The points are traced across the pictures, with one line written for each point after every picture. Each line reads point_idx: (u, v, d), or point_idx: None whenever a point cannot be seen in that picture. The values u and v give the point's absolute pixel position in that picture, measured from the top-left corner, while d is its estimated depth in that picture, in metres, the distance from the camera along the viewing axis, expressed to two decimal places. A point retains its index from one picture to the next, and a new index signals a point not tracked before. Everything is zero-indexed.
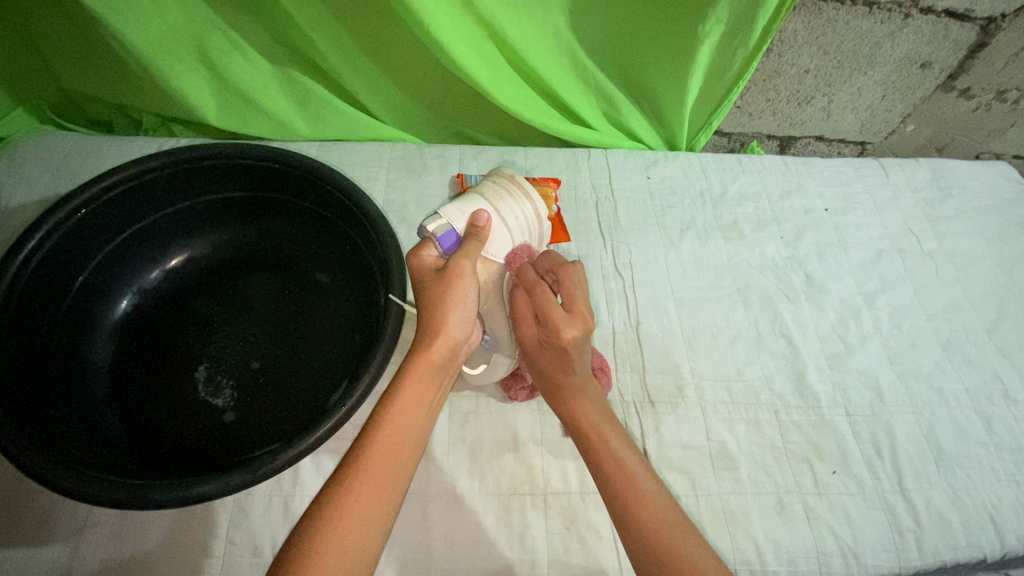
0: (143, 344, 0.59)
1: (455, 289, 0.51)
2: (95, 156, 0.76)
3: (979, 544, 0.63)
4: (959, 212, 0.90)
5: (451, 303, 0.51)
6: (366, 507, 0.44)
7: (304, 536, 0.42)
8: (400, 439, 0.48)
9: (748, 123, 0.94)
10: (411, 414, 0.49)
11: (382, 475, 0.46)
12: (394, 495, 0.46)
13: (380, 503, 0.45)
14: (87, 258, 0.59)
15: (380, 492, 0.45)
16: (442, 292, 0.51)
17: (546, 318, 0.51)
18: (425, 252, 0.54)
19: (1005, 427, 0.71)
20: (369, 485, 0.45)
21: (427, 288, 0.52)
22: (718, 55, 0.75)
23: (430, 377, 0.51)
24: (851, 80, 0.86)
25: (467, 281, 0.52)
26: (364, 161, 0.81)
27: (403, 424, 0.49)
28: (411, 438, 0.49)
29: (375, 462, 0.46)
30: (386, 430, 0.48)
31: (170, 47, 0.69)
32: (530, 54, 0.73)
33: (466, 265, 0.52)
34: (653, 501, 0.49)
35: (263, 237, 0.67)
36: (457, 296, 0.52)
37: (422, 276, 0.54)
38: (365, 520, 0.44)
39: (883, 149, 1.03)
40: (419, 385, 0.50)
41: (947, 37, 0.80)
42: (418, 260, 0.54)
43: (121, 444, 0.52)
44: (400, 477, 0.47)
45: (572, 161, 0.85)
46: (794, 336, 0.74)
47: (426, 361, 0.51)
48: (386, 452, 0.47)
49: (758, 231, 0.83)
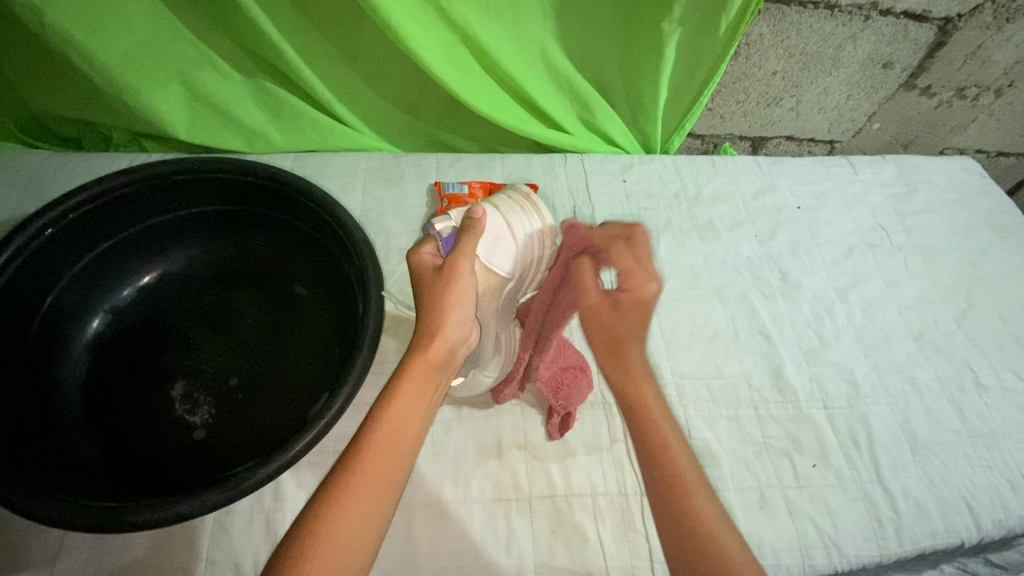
0: (115, 363, 0.58)
1: (452, 287, 0.49)
2: (65, 175, 0.75)
3: (956, 530, 0.64)
4: (926, 206, 0.93)
5: (447, 303, 0.49)
6: (352, 523, 0.42)
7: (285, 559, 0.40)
8: (390, 450, 0.46)
9: (720, 125, 0.96)
10: (407, 418, 0.48)
11: (367, 489, 0.44)
12: (380, 509, 0.44)
13: (366, 518, 0.43)
14: (56, 276, 0.58)
15: (366, 506, 0.43)
16: (438, 292, 0.49)
17: (626, 277, 0.51)
18: (425, 249, 0.53)
19: (976, 414, 0.73)
20: (355, 497, 0.43)
21: (425, 287, 0.50)
22: (686, 53, 0.76)
23: (425, 379, 0.49)
24: (817, 81, 0.88)
25: (464, 283, 0.49)
26: (340, 172, 0.80)
27: (393, 434, 0.47)
28: (403, 447, 0.47)
29: (361, 475, 0.44)
30: (375, 442, 0.46)
31: (139, 60, 0.69)
32: (503, 60, 0.74)
33: (462, 264, 0.49)
34: (710, 521, 0.45)
35: (237, 250, 0.66)
36: (453, 296, 0.49)
37: (421, 273, 0.52)
38: (349, 537, 0.42)
39: (851, 147, 1.06)
40: (410, 390, 0.48)
41: (906, 37, 0.82)
42: (419, 256, 0.52)
43: (97, 466, 0.51)
44: (387, 490, 0.45)
45: (548, 167, 0.86)
46: (771, 332, 0.75)
47: (424, 362, 0.49)
48: (376, 464, 0.45)
49: (733, 231, 0.84)
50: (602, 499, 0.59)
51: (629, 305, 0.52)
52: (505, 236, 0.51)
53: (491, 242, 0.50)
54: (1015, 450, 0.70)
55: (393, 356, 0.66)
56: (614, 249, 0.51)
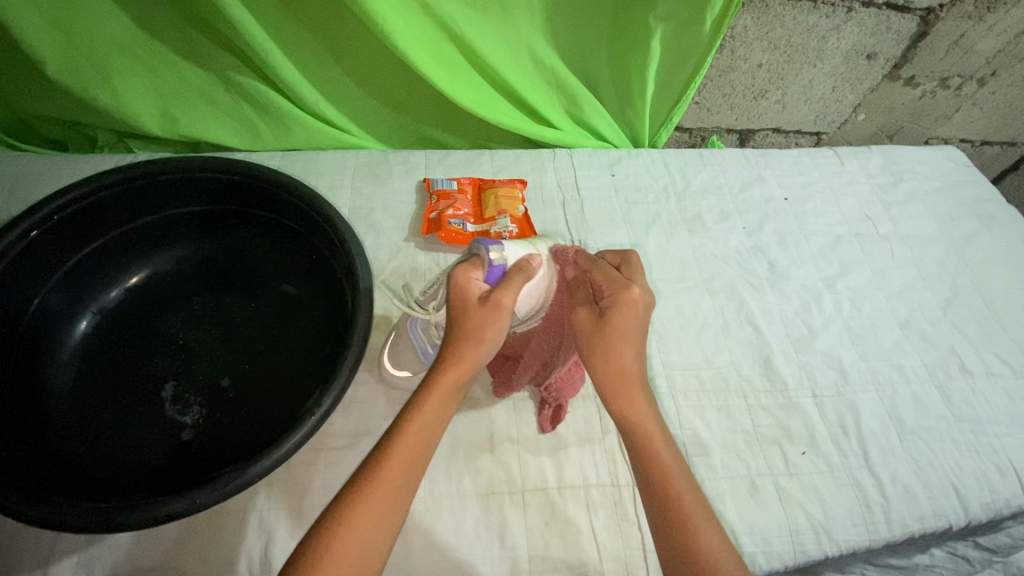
0: (105, 365, 0.58)
1: (491, 322, 0.49)
2: (50, 177, 0.74)
3: (944, 513, 0.65)
4: (911, 196, 0.94)
5: (482, 334, 0.49)
6: (362, 538, 0.42)
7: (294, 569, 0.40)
8: (408, 467, 0.45)
9: (707, 118, 0.97)
10: (429, 426, 0.47)
11: (380, 508, 0.43)
12: (391, 528, 0.43)
13: (377, 535, 0.43)
14: (43, 279, 0.58)
15: (378, 523, 0.43)
16: (477, 321, 0.49)
17: (606, 286, 0.52)
18: (472, 272, 0.52)
19: (962, 399, 0.73)
20: (369, 514, 0.43)
21: (464, 312, 0.50)
22: (672, 47, 0.77)
23: (450, 397, 0.49)
24: (802, 73, 0.89)
25: (502, 320, 0.49)
26: (328, 170, 0.80)
27: (414, 449, 0.46)
28: (420, 465, 0.46)
29: (377, 490, 0.44)
30: (395, 457, 0.45)
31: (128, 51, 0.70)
32: (489, 55, 0.74)
33: (506, 302, 0.49)
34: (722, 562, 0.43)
35: (225, 250, 0.66)
36: (490, 330, 0.49)
37: (462, 293, 0.51)
38: (359, 553, 0.41)
39: (837, 139, 1.07)
40: (435, 406, 0.48)
41: (889, 28, 0.83)
42: (466, 276, 0.51)
43: (89, 467, 0.51)
44: (399, 510, 0.44)
45: (537, 162, 0.86)
46: (760, 323, 0.76)
47: (453, 375, 0.49)
48: (393, 481, 0.44)
49: (721, 223, 0.85)
50: (594, 491, 0.60)
51: (617, 315, 0.51)
52: (541, 287, 0.53)
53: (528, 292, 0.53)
54: (1002, 434, 0.71)
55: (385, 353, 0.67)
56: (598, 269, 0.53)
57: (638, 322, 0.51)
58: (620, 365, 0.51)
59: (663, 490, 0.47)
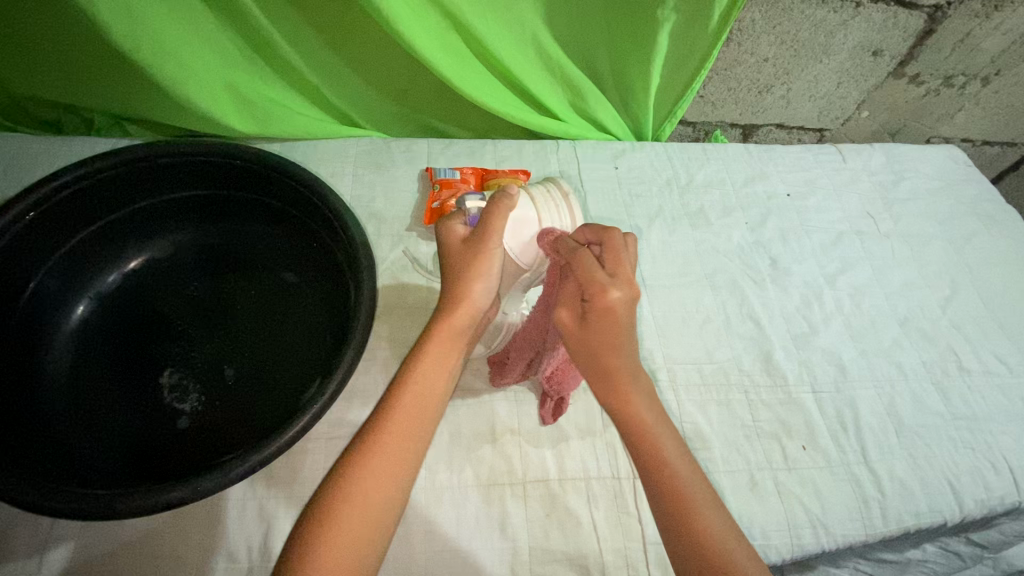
0: (102, 351, 0.57)
1: (479, 261, 0.50)
2: (46, 159, 0.73)
3: (939, 509, 0.66)
4: (912, 194, 0.94)
5: (475, 271, 0.50)
6: (373, 496, 0.43)
7: (307, 531, 0.41)
8: (412, 420, 0.47)
9: (712, 112, 0.96)
10: (431, 378, 0.48)
11: (390, 462, 0.45)
12: (400, 481, 0.45)
13: (385, 493, 0.44)
14: (39, 261, 0.57)
15: (389, 477, 0.44)
16: (468, 263, 0.50)
17: (586, 284, 0.46)
18: (455, 223, 0.54)
19: (959, 397, 0.74)
20: (377, 470, 0.44)
21: (456, 256, 0.52)
22: (679, 40, 0.76)
23: (450, 346, 0.50)
24: (808, 69, 0.89)
25: (493, 251, 0.50)
26: (329, 158, 0.79)
27: (416, 403, 0.47)
28: (429, 409, 0.48)
29: (382, 444, 0.45)
30: (398, 413, 0.46)
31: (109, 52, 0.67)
32: (495, 44, 0.73)
33: (492, 234, 0.49)
34: None
35: (226, 236, 0.65)
36: (481, 268, 0.50)
37: (449, 241, 0.53)
38: (371, 508, 0.43)
39: (840, 136, 1.06)
40: (433, 360, 0.49)
41: (896, 25, 0.83)
42: (447, 226, 0.54)
43: (85, 452, 0.50)
44: (409, 461, 0.45)
45: (541, 153, 0.86)
46: (761, 318, 0.76)
47: (448, 326, 0.51)
48: (399, 432, 0.46)
49: (724, 218, 0.85)
50: (595, 483, 0.60)
51: (602, 317, 0.46)
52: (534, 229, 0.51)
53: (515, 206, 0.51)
54: (996, 431, 0.72)
55: (386, 343, 0.66)
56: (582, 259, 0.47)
57: (622, 318, 0.46)
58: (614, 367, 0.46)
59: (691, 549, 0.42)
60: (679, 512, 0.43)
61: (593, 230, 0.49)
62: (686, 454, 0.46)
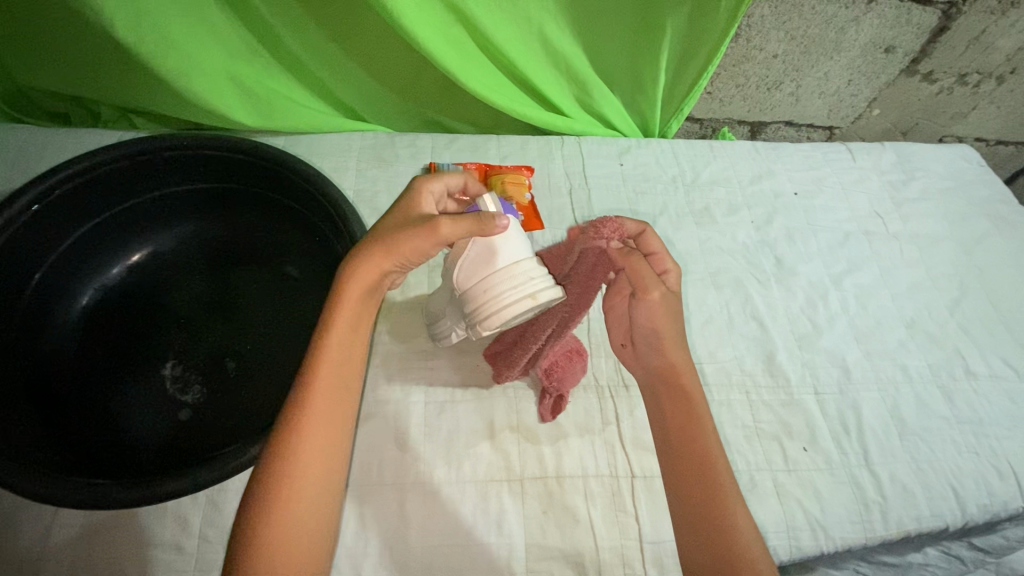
0: (104, 342, 0.57)
1: (414, 241, 0.48)
2: (52, 151, 0.74)
3: (941, 514, 0.65)
4: (922, 195, 0.92)
5: (400, 247, 0.48)
6: (312, 475, 0.45)
7: (253, 527, 0.42)
8: (331, 399, 0.47)
9: (719, 109, 0.95)
10: (343, 349, 0.49)
11: (324, 446, 0.46)
12: (338, 456, 0.47)
13: (324, 470, 0.46)
14: (43, 254, 0.57)
15: (326, 460, 0.46)
16: (403, 234, 0.48)
17: (658, 263, 0.59)
18: (431, 186, 0.53)
19: (965, 401, 0.73)
20: (315, 454, 0.46)
21: (399, 223, 0.50)
22: (688, 33, 0.75)
23: (357, 317, 0.50)
24: (818, 65, 0.87)
25: (432, 242, 0.48)
26: (332, 152, 0.79)
27: (334, 379, 0.48)
28: (345, 378, 0.49)
29: (314, 432, 0.46)
30: (319, 395, 0.47)
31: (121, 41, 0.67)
32: (500, 39, 0.73)
33: (444, 228, 0.47)
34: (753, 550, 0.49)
35: (228, 230, 0.65)
36: (404, 249, 0.49)
37: (407, 204, 0.52)
38: (314, 491, 0.45)
39: (850, 134, 1.05)
40: (342, 334, 0.48)
41: (910, 22, 0.81)
42: (421, 185, 0.52)
43: (87, 443, 0.51)
44: (342, 433, 0.48)
45: (545, 149, 0.85)
46: (765, 318, 0.75)
47: (356, 295, 0.49)
48: (323, 415, 0.47)
49: (729, 216, 0.84)
50: (593, 481, 0.60)
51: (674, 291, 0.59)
52: (486, 274, 0.48)
53: (507, 242, 0.49)
54: (1002, 436, 0.71)
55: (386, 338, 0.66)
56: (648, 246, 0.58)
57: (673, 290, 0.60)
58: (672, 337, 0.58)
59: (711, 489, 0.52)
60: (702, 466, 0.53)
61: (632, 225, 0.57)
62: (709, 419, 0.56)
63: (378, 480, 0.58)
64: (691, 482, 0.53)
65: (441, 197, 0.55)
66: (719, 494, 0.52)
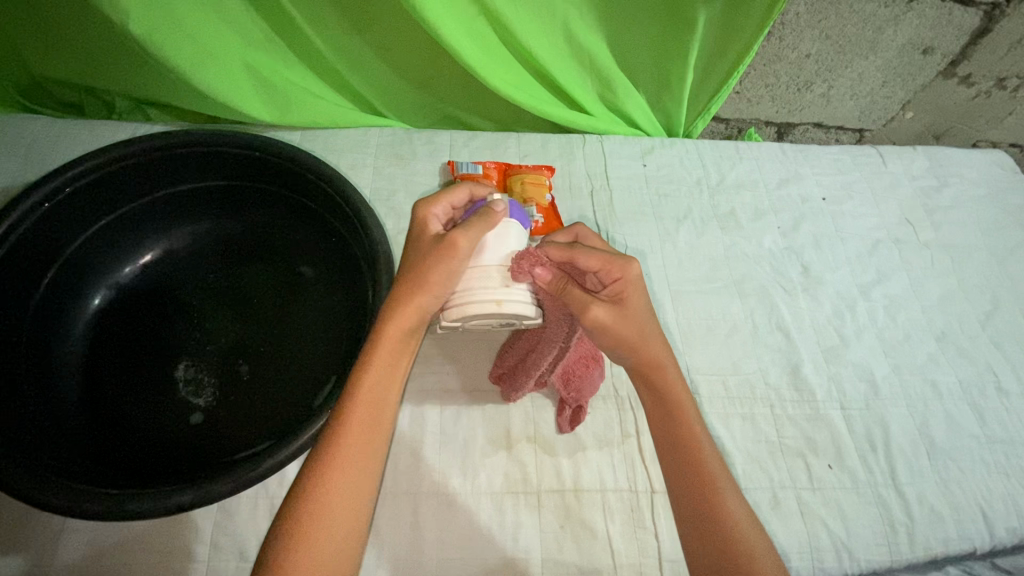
0: (117, 341, 0.56)
1: (440, 265, 0.48)
2: (66, 143, 0.72)
3: (969, 537, 0.63)
4: (956, 202, 0.89)
5: (426, 275, 0.48)
6: (339, 509, 0.44)
7: (270, 568, 0.41)
8: (364, 436, 0.46)
9: (746, 109, 0.92)
10: (383, 384, 0.48)
11: (350, 483, 0.45)
12: (364, 494, 0.46)
13: (352, 508, 0.45)
14: (55, 253, 0.56)
15: (350, 498, 0.45)
16: (428, 261, 0.48)
17: (607, 269, 0.50)
18: (434, 208, 0.53)
19: (997, 419, 0.71)
20: (342, 490, 0.45)
21: (420, 251, 0.50)
22: (719, 30, 0.73)
23: (397, 352, 0.49)
24: (852, 66, 0.84)
25: (455, 262, 0.48)
26: (349, 148, 0.77)
27: (370, 415, 0.47)
28: (382, 416, 0.48)
29: (340, 469, 0.45)
30: (349, 430, 0.46)
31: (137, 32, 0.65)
32: (524, 34, 0.70)
33: (461, 242, 0.47)
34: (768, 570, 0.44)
35: (243, 228, 0.64)
36: (435, 277, 0.48)
37: (422, 231, 0.52)
38: (339, 531, 0.44)
39: (881, 137, 1.01)
40: (379, 370, 0.48)
41: (951, 22, 0.78)
42: (426, 210, 0.53)
43: (100, 447, 0.50)
44: (372, 470, 0.47)
45: (566, 148, 0.83)
46: (790, 329, 0.73)
47: (397, 329, 0.49)
48: (352, 450, 0.46)
49: (755, 222, 0.81)
50: (612, 496, 0.58)
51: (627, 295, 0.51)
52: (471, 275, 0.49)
53: (500, 245, 0.49)
54: None
55: None
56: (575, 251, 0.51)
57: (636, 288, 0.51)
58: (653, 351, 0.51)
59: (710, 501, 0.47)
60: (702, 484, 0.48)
61: (562, 233, 0.55)
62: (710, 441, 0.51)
63: (392, 489, 0.57)
64: (685, 491, 0.49)
65: (449, 216, 0.54)
66: (709, 480, 0.48)
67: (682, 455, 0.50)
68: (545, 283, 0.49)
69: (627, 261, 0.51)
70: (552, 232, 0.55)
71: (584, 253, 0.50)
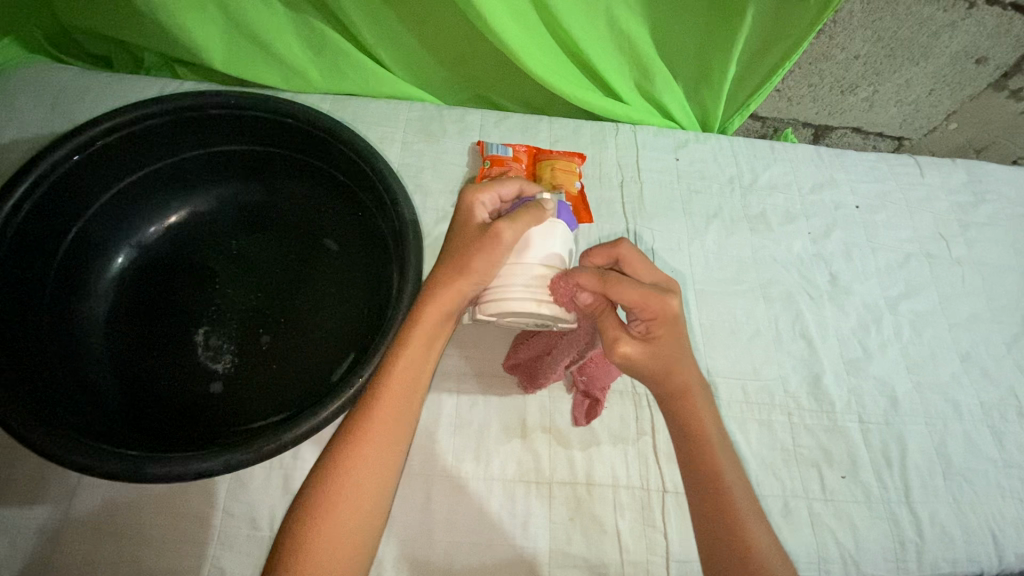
0: (139, 302, 0.56)
1: (484, 254, 0.48)
2: (92, 95, 0.71)
3: (978, 559, 0.63)
4: (992, 219, 0.86)
5: (469, 261, 0.48)
6: (364, 487, 0.45)
7: (296, 536, 0.43)
8: (393, 415, 0.47)
9: (786, 108, 0.89)
10: (417, 365, 0.49)
11: (378, 457, 0.46)
12: (391, 467, 0.47)
13: (377, 488, 0.46)
14: (82, 207, 0.56)
15: (377, 472, 0.46)
16: (471, 248, 0.48)
17: (643, 307, 0.49)
18: (480, 197, 0.52)
19: (1016, 444, 0.70)
20: (366, 469, 0.46)
21: (464, 239, 0.50)
22: (769, 26, 0.70)
23: (432, 334, 0.50)
24: (901, 71, 0.81)
25: (498, 252, 0.48)
26: (378, 121, 0.76)
27: (402, 395, 0.48)
28: (414, 398, 0.49)
29: (368, 446, 0.46)
30: (381, 409, 0.47)
31: None
32: (566, 15, 0.68)
33: (505, 231, 0.47)
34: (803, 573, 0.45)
35: (270, 196, 0.63)
36: (477, 265, 0.48)
37: (466, 221, 0.52)
38: (363, 507, 0.45)
39: (920, 147, 0.98)
40: (414, 351, 0.49)
41: (1009, 32, 0.75)
42: (472, 196, 0.52)
43: (119, 408, 0.51)
44: (397, 452, 0.47)
45: (598, 136, 0.81)
46: (814, 337, 0.72)
47: (435, 311, 0.50)
48: (383, 426, 0.47)
49: (786, 225, 0.80)
50: (623, 492, 0.58)
51: (662, 333, 0.49)
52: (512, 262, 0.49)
53: (545, 244, 0.49)
54: None
55: None
56: (625, 286, 0.48)
57: (679, 324, 0.50)
58: (684, 374, 0.50)
59: (726, 525, 0.47)
60: (723, 519, 0.47)
61: (602, 252, 0.53)
62: (742, 476, 0.50)
63: (405, 469, 0.56)
64: (708, 516, 0.48)
65: (495, 207, 0.54)
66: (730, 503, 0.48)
67: (694, 469, 0.49)
68: (584, 305, 0.50)
69: (666, 295, 0.49)
70: (593, 251, 0.53)
71: (619, 287, 0.48)
